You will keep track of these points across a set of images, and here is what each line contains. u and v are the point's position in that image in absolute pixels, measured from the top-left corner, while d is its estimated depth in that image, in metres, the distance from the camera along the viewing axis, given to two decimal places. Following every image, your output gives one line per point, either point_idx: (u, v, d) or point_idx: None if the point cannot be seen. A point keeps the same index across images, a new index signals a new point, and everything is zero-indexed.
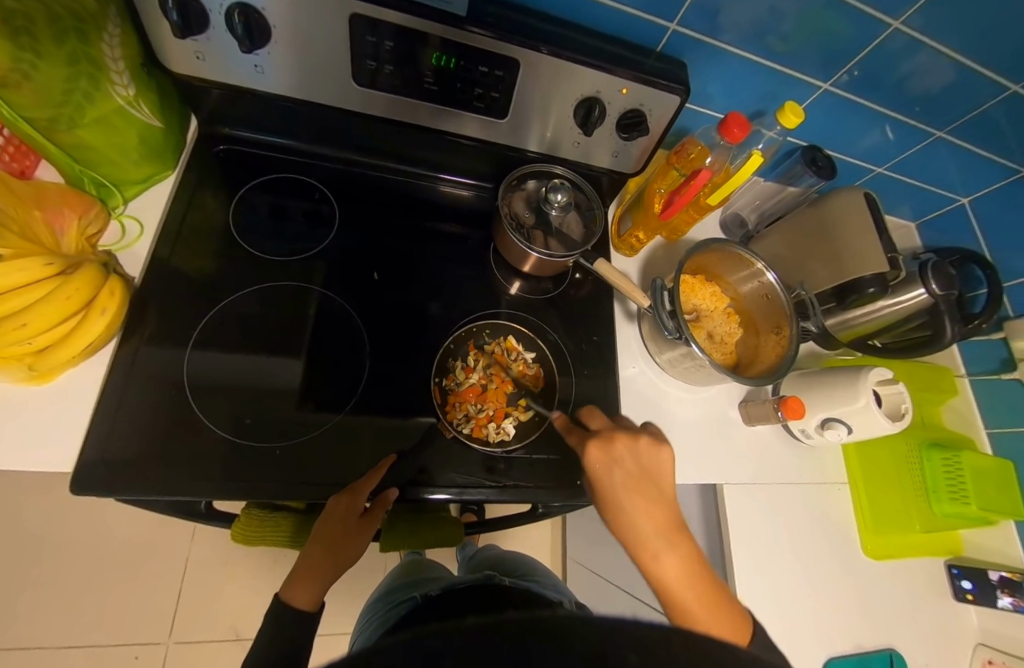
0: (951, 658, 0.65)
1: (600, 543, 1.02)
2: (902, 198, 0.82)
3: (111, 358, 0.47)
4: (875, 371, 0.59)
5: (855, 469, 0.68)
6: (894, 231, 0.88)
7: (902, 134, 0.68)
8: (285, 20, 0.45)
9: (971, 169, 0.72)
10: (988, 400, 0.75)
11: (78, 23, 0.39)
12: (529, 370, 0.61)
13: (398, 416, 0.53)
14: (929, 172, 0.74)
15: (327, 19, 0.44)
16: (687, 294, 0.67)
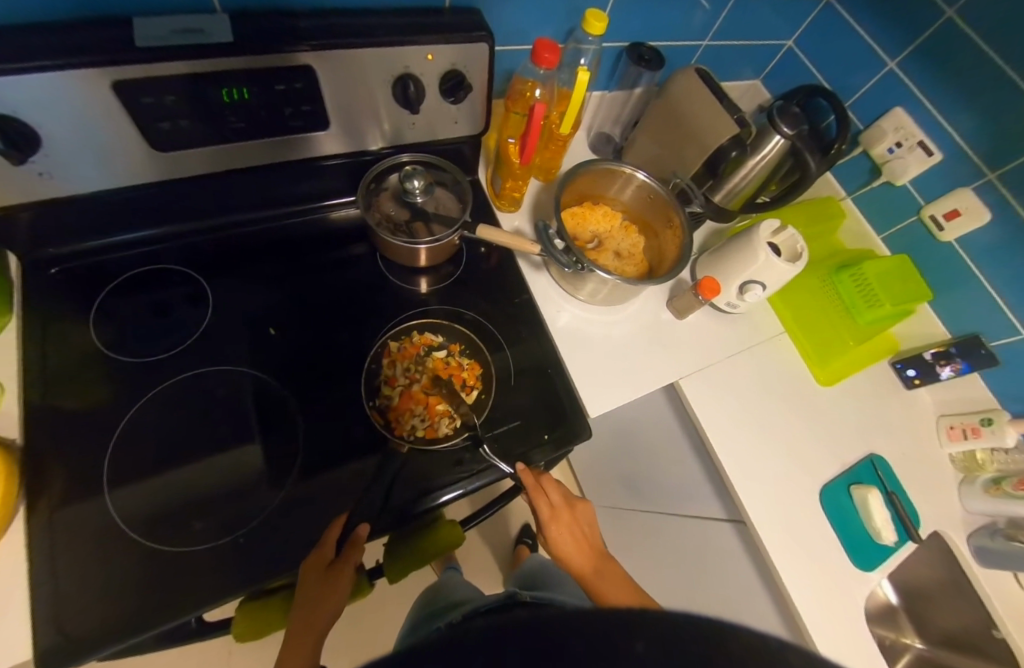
0: (921, 438, 0.73)
1: (607, 479, 1.06)
2: (738, 61, 0.85)
3: (24, 528, 0.44)
4: (764, 225, 0.63)
5: (785, 316, 0.73)
6: (744, 92, 0.92)
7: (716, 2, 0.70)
8: (46, 116, 0.41)
9: (781, 11, 0.76)
10: (872, 210, 0.81)
11: None
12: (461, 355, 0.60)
13: (352, 451, 0.52)
14: (747, 29, 0.78)
15: (90, 98, 0.41)
16: (581, 224, 0.69)
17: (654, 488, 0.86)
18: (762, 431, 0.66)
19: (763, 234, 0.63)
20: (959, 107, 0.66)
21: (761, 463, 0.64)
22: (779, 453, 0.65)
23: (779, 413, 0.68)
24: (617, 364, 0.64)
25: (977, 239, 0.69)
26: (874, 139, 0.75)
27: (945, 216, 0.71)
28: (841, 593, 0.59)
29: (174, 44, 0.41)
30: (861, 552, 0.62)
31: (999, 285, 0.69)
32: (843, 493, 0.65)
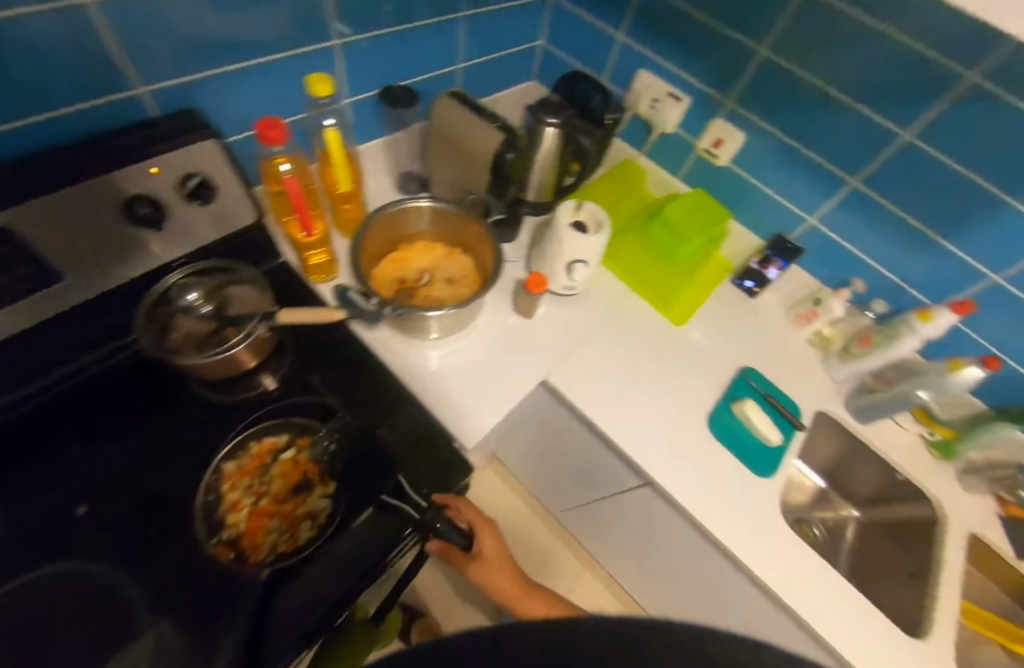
0: (774, 336, 0.82)
1: (547, 485, 1.06)
2: (503, 72, 0.91)
3: None
4: (559, 211, 0.66)
5: (626, 276, 0.80)
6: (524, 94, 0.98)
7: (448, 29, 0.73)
8: None
9: (517, 21, 0.82)
10: (662, 160, 0.88)
11: None
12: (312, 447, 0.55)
13: (207, 622, 0.42)
14: (496, 43, 0.83)
15: None
16: (405, 266, 0.70)
17: (583, 480, 0.86)
18: (637, 390, 0.70)
19: (564, 217, 0.67)
20: (689, 59, 0.75)
21: (644, 420, 0.67)
22: (658, 404, 0.69)
23: (646, 367, 0.72)
24: (486, 384, 0.65)
25: (745, 157, 0.78)
26: (637, 101, 0.83)
27: (712, 146, 0.79)
28: (755, 506, 0.63)
29: None
30: (760, 461, 0.66)
31: (776, 188, 0.78)
32: (726, 415, 0.69)
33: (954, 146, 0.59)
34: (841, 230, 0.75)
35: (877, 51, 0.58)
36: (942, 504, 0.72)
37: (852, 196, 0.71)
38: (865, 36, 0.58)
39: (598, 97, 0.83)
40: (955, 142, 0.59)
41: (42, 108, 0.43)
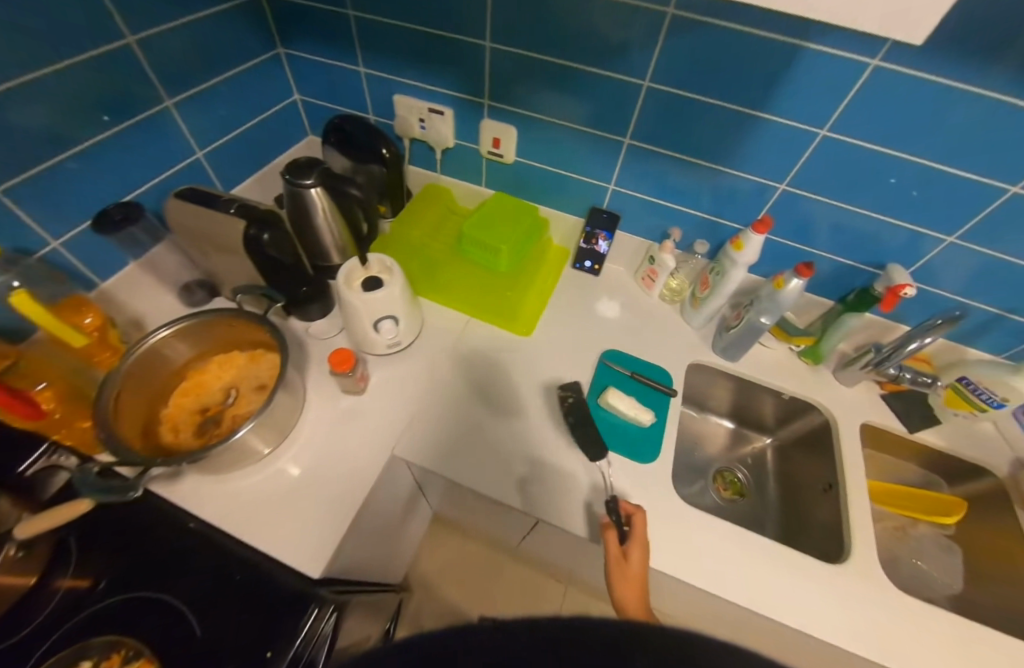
0: (626, 305, 0.81)
1: (482, 532, 0.99)
2: (267, 138, 0.84)
3: None
4: (343, 277, 0.61)
5: (458, 306, 0.75)
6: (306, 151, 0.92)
7: (163, 121, 0.64)
8: None
9: (251, 86, 0.76)
10: (460, 174, 0.84)
11: None
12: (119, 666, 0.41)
13: None
14: (239, 113, 0.76)
15: None
16: (199, 395, 0.61)
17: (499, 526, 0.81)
18: (498, 425, 0.64)
19: (345, 284, 0.60)
20: (437, 73, 0.71)
21: (515, 452, 0.61)
22: (527, 427, 0.64)
23: (503, 398, 0.66)
24: (328, 489, 0.58)
25: (528, 149, 0.75)
26: (407, 127, 0.79)
27: (494, 147, 0.76)
28: (649, 500, 0.59)
29: None
30: (641, 446, 0.63)
31: (568, 169, 0.76)
32: (596, 412, 0.66)
33: (687, 81, 0.59)
34: (640, 187, 0.74)
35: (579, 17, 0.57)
36: (829, 407, 0.72)
37: (633, 154, 0.70)
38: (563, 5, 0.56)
39: (366, 135, 0.79)
40: (686, 78, 0.58)
41: None
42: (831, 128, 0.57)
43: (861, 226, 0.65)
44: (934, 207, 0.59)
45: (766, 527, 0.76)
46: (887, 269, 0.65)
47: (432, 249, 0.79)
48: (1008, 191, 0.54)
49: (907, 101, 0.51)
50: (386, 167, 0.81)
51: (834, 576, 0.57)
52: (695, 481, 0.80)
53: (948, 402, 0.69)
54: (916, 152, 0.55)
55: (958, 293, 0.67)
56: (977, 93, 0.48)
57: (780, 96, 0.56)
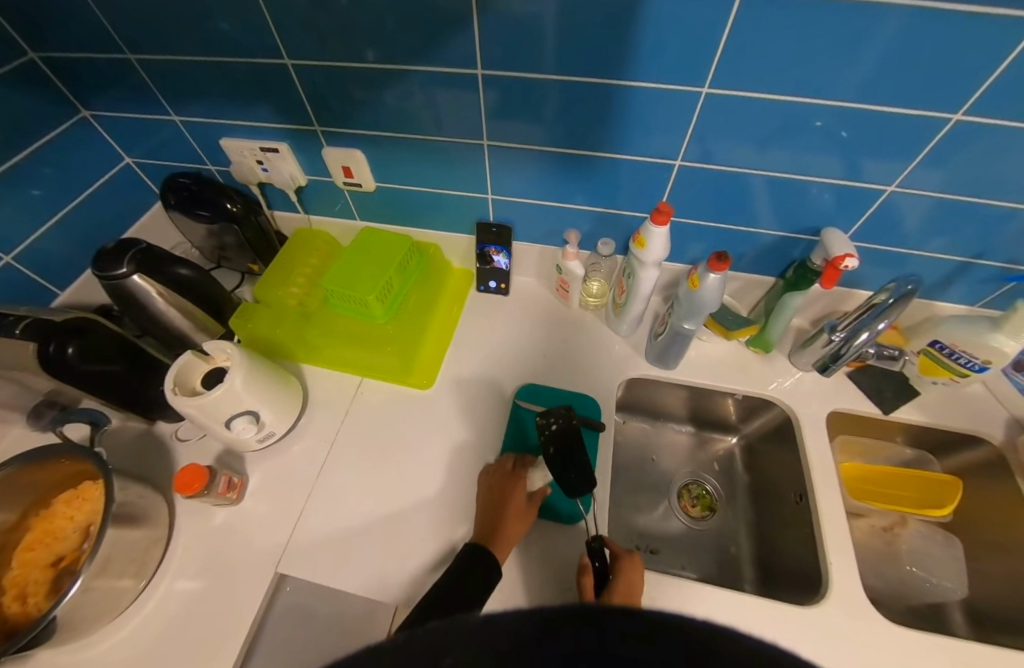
0: (544, 321, 0.69)
1: None
2: (102, 213, 0.73)
3: None
4: (170, 379, 0.49)
5: (346, 369, 0.64)
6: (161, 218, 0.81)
7: None
8: None
9: (59, 159, 0.65)
10: (328, 210, 0.73)
11: None
12: None
13: None
14: (51, 195, 0.66)
15: None
16: (53, 542, 0.54)
17: None
18: (397, 508, 0.54)
19: (176, 388, 0.49)
20: (256, 105, 0.60)
21: (419, 541, 0.52)
22: (432, 503, 0.54)
23: (401, 473, 0.57)
24: (202, 635, 0.49)
25: (388, 171, 0.64)
26: (248, 171, 0.68)
27: (348, 176, 0.65)
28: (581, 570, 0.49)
29: None
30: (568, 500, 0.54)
31: (437, 184, 0.64)
32: None
33: (528, 60, 0.47)
34: (521, 191, 0.62)
35: (369, 9, 0.45)
36: (785, 401, 0.62)
37: (499, 156, 0.58)
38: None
39: (203, 191, 0.66)
40: (524, 56, 0.46)
41: None
42: (717, 83, 0.45)
43: (783, 186, 0.54)
44: (863, 154, 0.48)
45: (741, 542, 0.66)
46: (822, 235, 0.54)
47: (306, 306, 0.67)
48: (950, 120, 0.43)
49: (801, 30, 0.39)
50: (237, 223, 0.68)
51: (814, 620, 0.47)
52: (657, 501, 0.69)
53: (924, 370, 0.59)
54: (831, 93, 0.43)
55: (912, 245, 0.56)
56: (906, 6, 0.35)
57: (647, 56, 0.44)
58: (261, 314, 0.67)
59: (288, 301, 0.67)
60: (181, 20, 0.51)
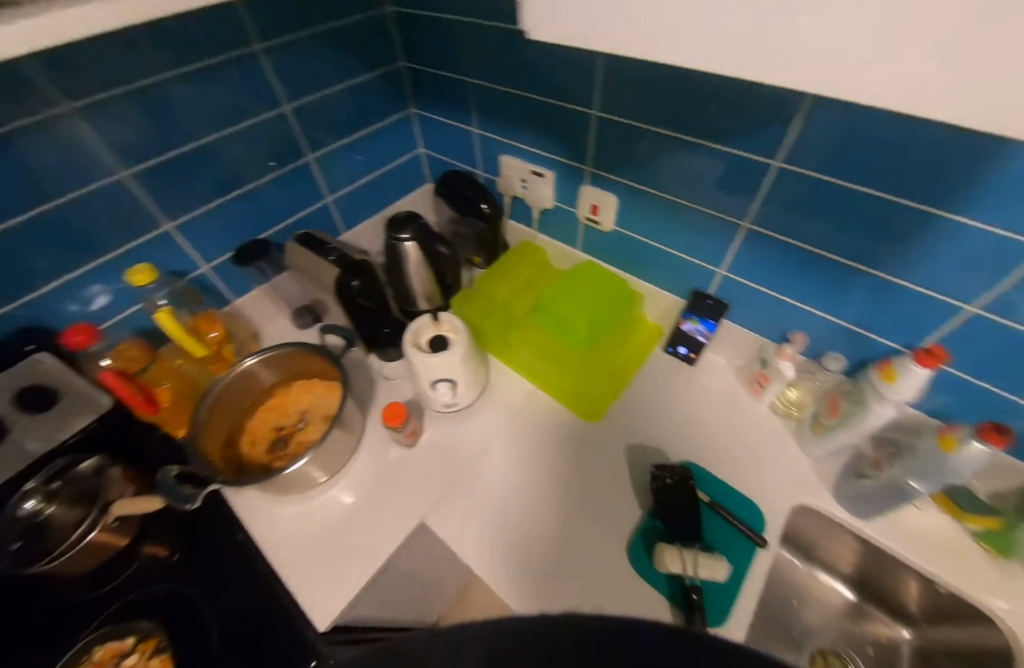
0: (727, 408, 0.66)
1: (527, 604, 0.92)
2: (393, 183, 0.92)
3: None
4: (411, 333, 0.61)
5: (527, 375, 0.71)
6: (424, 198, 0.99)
7: (300, 173, 0.76)
8: None
9: (386, 139, 0.85)
10: (554, 233, 0.81)
11: None
12: (148, 654, 0.49)
13: None
14: (369, 162, 0.85)
15: None
16: (280, 413, 0.68)
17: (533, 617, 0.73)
18: (534, 522, 0.57)
19: (412, 341, 0.61)
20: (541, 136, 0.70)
21: (546, 565, 0.53)
22: (566, 535, 0.56)
23: (546, 491, 0.59)
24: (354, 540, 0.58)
25: (628, 218, 0.69)
26: (509, 185, 0.80)
27: (592, 213, 0.72)
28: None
29: None
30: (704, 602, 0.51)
31: (669, 243, 0.67)
32: (651, 539, 0.55)
33: (820, 161, 0.45)
34: (756, 277, 0.61)
35: (683, 86, 0.49)
36: (1012, 629, 0.48)
37: (749, 239, 0.58)
38: (658, 73, 0.50)
39: (471, 189, 0.80)
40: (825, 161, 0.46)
41: None
42: None
43: None
44: None
45: None
46: None
47: (514, 308, 0.76)
48: None
49: None
50: (485, 221, 0.80)
51: None
52: None
53: None
54: None
55: None
56: None
57: None
58: (475, 299, 0.78)
59: (497, 295, 0.78)
60: (521, 64, 0.62)
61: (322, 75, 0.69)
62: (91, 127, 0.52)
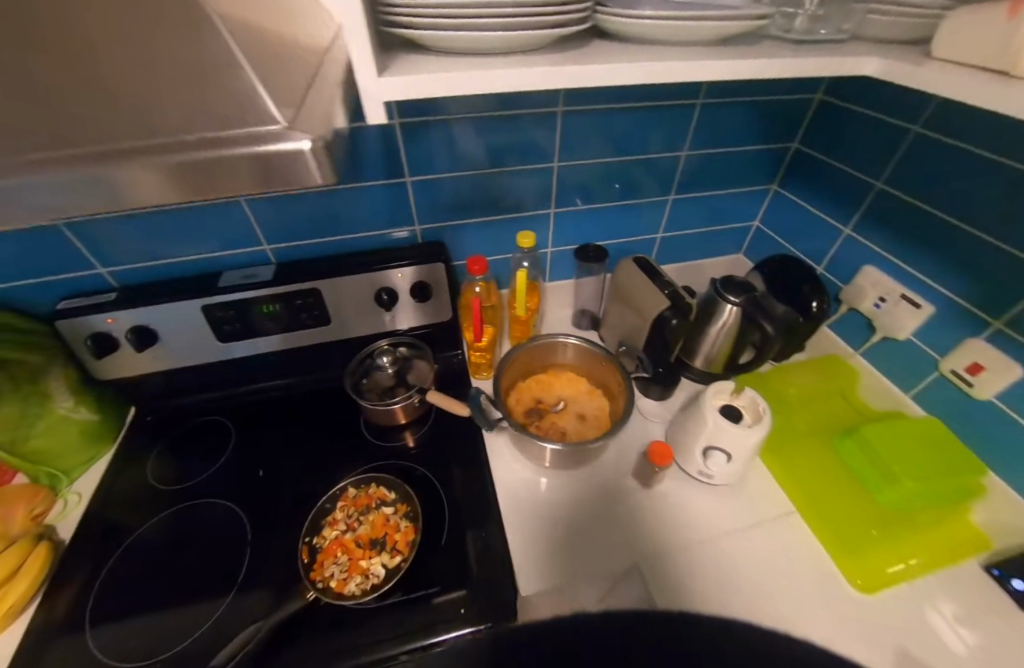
0: None
1: None
2: (713, 241, 0.92)
3: (30, 620, 0.54)
4: (712, 389, 0.62)
5: (790, 489, 0.62)
6: (729, 266, 0.97)
7: (653, 205, 0.82)
8: (162, 324, 0.66)
9: (739, 203, 0.86)
10: (887, 365, 0.71)
11: (14, 381, 0.60)
12: (403, 515, 0.60)
13: (271, 599, 0.53)
14: (710, 215, 0.86)
15: (182, 310, 0.66)
16: (546, 389, 0.75)
17: None
18: None
19: (710, 398, 0.62)
20: (942, 266, 0.61)
21: None
22: None
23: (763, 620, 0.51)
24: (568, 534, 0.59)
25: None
26: (857, 296, 0.72)
27: (968, 371, 0.60)
28: None
29: (238, 283, 0.67)
30: None
31: None
32: None
33: None
34: None
35: None
36: None
37: None
38: None
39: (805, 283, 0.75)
40: None
41: (365, 237, 0.73)
42: None
43: None
44: None
45: None
46: None
47: (807, 417, 0.71)
48: None
49: None
50: (805, 319, 0.75)
51: None
52: None
53: None
54: None
55: None
56: None
57: None
58: (768, 379, 0.78)
59: (791, 387, 0.76)
60: (978, 191, 0.55)
61: (726, 136, 0.75)
62: (561, 121, 0.66)
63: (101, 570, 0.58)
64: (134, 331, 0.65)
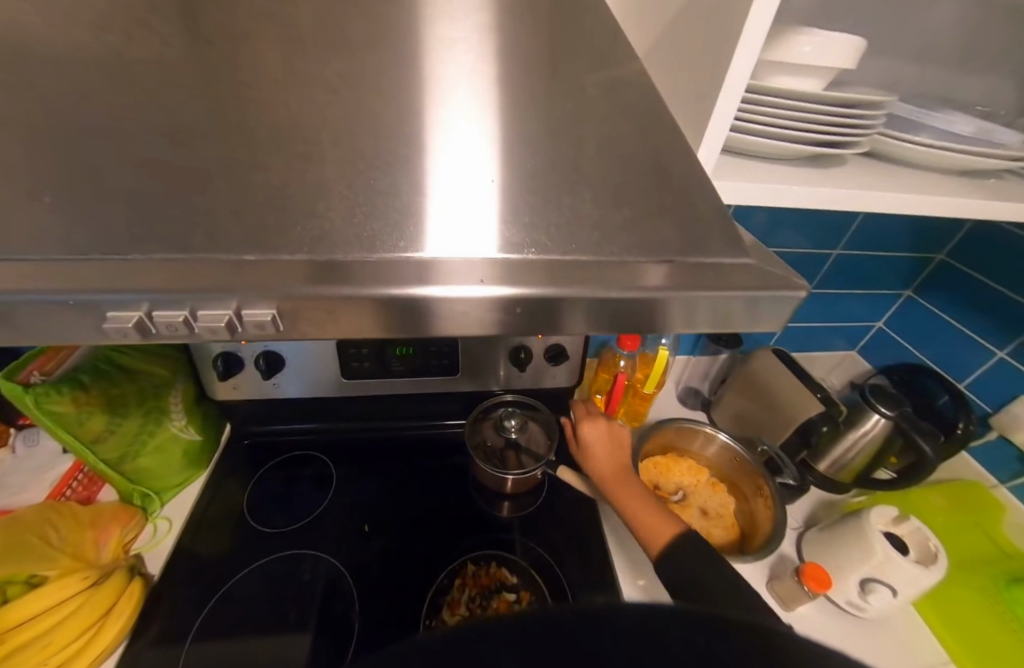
0: None
1: None
2: (831, 337, 0.89)
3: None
4: (873, 513, 0.58)
5: (946, 634, 0.56)
6: (841, 362, 0.93)
7: None
8: (293, 353, 0.63)
9: (868, 304, 0.84)
10: None
11: (138, 395, 0.56)
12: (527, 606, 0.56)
13: None
14: (836, 312, 0.85)
15: (317, 343, 0.63)
16: (664, 476, 0.69)
17: None
18: None
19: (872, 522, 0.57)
20: None
21: None
22: None
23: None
24: None
25: None
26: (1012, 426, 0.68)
27: None
28: None
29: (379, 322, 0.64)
30: None
31: None
32: None
33: None
34: None
35: None
36: None
37: None
38: None
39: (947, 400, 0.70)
40: None
41: None
42: None
43: None
44: None
45: None
46: None
47: (960, 548, 0.65)
48: None
49: None
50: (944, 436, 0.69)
51: None
52: None
53: None
54: None
55: None
56: None
57: None
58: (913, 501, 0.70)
59: (937, 513, 0.69)
60: None
61: (879, 241, 0.74)
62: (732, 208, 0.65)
63: (194, 617, 0.53)
64: (264, 357, 0.61)
